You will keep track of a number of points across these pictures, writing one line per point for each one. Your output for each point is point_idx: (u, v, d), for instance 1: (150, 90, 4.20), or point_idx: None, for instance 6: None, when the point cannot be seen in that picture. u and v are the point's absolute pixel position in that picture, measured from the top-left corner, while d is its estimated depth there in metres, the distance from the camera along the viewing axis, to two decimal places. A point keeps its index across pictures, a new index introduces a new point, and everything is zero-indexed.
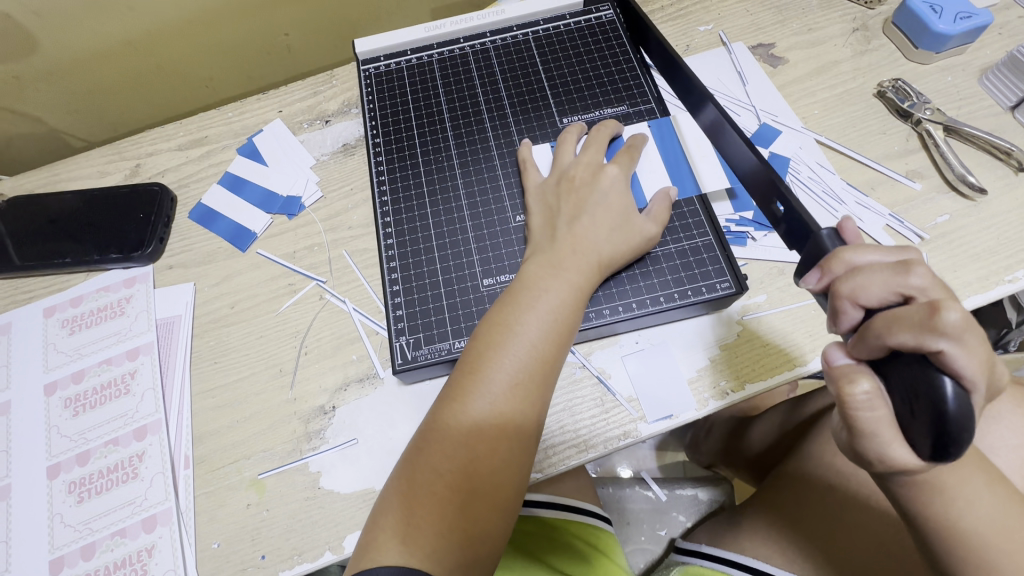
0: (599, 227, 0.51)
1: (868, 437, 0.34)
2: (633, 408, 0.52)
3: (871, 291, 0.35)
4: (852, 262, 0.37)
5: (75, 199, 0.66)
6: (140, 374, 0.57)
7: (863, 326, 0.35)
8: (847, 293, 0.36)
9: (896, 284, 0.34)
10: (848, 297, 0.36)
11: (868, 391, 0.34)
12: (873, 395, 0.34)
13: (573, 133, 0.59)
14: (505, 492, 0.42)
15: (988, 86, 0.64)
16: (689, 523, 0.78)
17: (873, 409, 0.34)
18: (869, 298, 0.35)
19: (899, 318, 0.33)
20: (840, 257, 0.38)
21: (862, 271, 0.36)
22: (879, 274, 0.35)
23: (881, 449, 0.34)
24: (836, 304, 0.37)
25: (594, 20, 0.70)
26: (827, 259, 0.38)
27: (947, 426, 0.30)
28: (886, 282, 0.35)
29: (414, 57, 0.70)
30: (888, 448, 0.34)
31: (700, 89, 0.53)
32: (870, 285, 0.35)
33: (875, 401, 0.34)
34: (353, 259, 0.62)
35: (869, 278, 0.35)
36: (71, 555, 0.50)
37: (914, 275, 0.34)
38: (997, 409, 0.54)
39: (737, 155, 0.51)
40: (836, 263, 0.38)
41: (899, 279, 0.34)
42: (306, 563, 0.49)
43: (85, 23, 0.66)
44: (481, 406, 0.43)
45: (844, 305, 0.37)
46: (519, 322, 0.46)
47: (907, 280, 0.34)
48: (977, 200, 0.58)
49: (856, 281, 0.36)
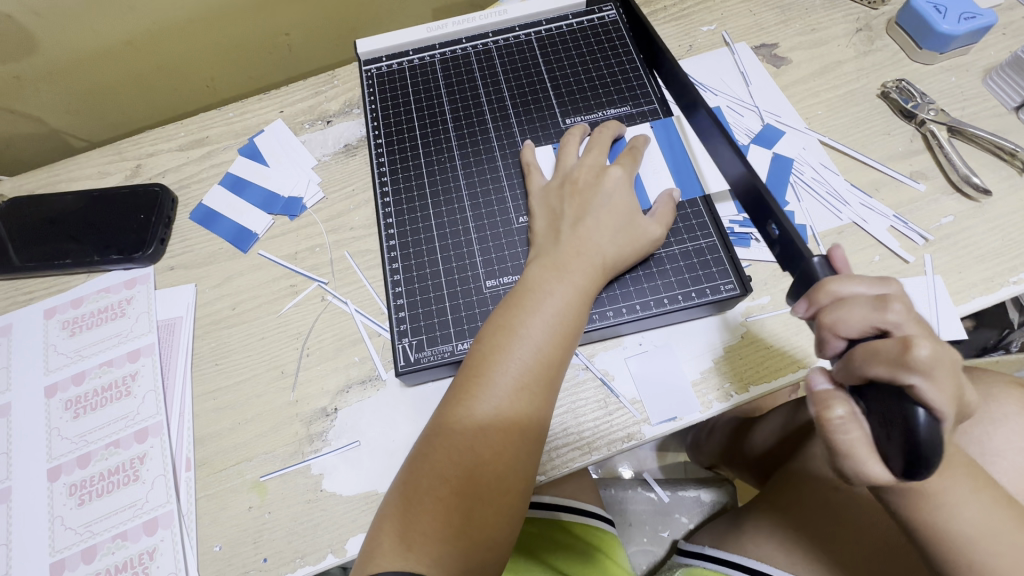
0: (603, 229, 0.50)
1: (845, 458, 0.35)
2: (637, 410, 0.52)
3: (852, 323, 0.37)
4: (836, 292, 0.38)
5: (75, 199, 0.66)
6: (142, 376, 0.57)
7: (846, 355, 0.37)
8: (830, 324, 0.38)
9: (875, 319, 0.36)
10: (830, 328, 0.38)
11: (844, 415, 0.35)
12: (848, 420, 0.35)
13: (576, 134, 0.59)
14: (510, 497, 0.42)
15: (993, 86, 0.64)
16: (692, 525, 0.78)
17: (847, 432, 0.35)
18: (851, 330, 0.37)
19: (877, 351, 0.34)
20: (826, 287, 0.39)
21: (844, 304, 0.37)
22: (858, 308, 0.36)
23: (857, 468, 0.35)
24: (820, 334, 0.39)
25: (596, 20, 0.70)
26: (813, 289, 0.39)
27: (920, 451, 0.32)
28: (866, 316, 0.36)
29: (416, 58, 0.69)
30: (864, 466, 0.34)
31: (694, 94, 0.53)
32: (850, 318, 0.37)
33: (850, 424, 0.35)
34: (354, 260, 0.62)
35: (850, 311, 0.37)
36: (72, 558, 0.50)
37: (893, 311, 0.35)
38: (1003, 411, 0.54)
39: (728, 164, 0.51)
40: (821, 295, 0.39)
41: (878, 314, 0.36)
42: (308, 565, 0.49)
43: (85, 23, 0.66)
44: (485, 410, 0.42)
45: (827, 335, 0.38)
46: (523, 325, 0.45)
47: (884, 315, 0.35)
48: (981, 201, 0.58)
49: (838, 314, 0.37)
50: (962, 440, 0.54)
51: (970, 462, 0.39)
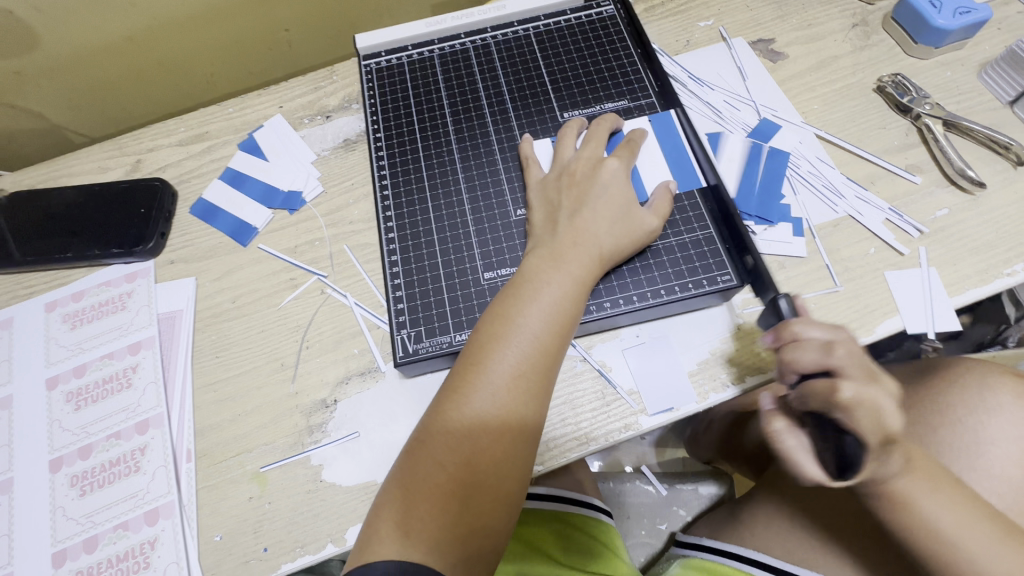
0: (600, 219, 0.51)
1: (783, 465, 0.44)
2: (634, 401, 0.52)
3: (803, 364, 0.43)
4: (797, 334, 0.44)
5: (76, 194, 0.66)
6: (142, 368, 0.57)
7: (794, 387, 0.44)
8: (786, 362, 0.44)
9: (822, 363, 0.42)
10: (786, 364, 0.44)
11: (783, 428, 0.43)
12: (786, 433, 0.43)
13: (573, 128, 0.59)
14: (507, 485, 0.42)
15: (987, 80, 0.64)
16: (689, 517, 0.78)
17: (787, 441, 0.43)
18: (802, 369, 0.43)
19: (813, 391, 0.41)
20: (788, 327, 0.44)
21: (799, 347, 0.43)
22: (809, 354, 0.42)
23: (794, 474, 0.44)
24: (778, 367, 0.44)
25: (594, 15, 0.70)
26: (778, 327, 0.45)
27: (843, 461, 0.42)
28: (815, 360, 0.42)
29: (415, 53, 0.70)
30: (798, 474, 0.43)
31: (671, 96, 0.62)
32: (802, 359, 0.43)
33: (790, 436, 0.43)
34: (354, 253, 0.62)
35: (803, 355, 0.43)
36: (74, 548, 0.50)
37: (837, 357, 0.42)
38: (998, 401, 0.54)
39: (715, 164, 0.55)
40: (785, 333, 0.44)
41: (824, 360, 0.42)
42: (308, 555, 0.49)
43: (86, 19, 0.67)
44: (483, 398, 0.43)
45: (784, 370, 0.44)
46: (520, 314, 0.46)
47: (830, 361, 0.42)
48: (976, 194, 0.58)
49: (794, 354, 0.43)
50: (957, 431, 0.54)
51: None
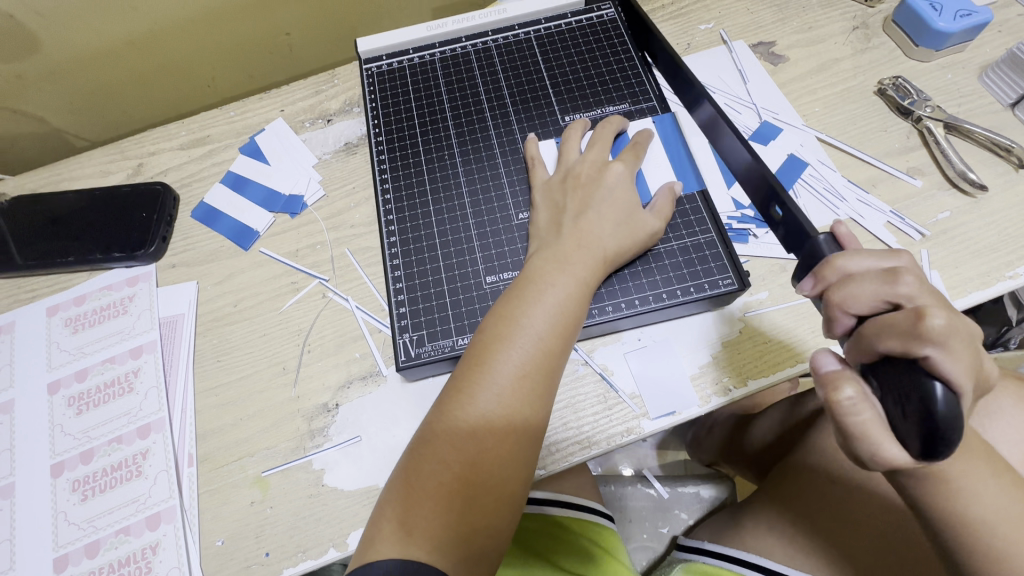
0: (604, 222, 0.51)
1: (860, 439, 0.35)
2: (636, 404, 0.52)
3: (862, 299, 0.37)
4: (845, 269, 0.39)
5: (78, 198, 0.66)
6: (144, 372, 0.57)
7: (857, 331, 0.37)
8: (839, 302, 0.38)
9: (885, 293, 0.36)
10: (839, 306, 0.38)
11: (854, 396, 0.35)
12: (859, 400, 0.35)
13: (576, 130, 0.59)
14: (510, 486, 0.42)
15: (988, 83, 0.64)
16: (691, 521, 0.79)
17: (858, 413, 0.35)
18: (861, 307, 0.37)
19: (888, 325, 0.35)
20: (833, 264, 0.39)
21: (853, 280, 0.38)
22: (868, 284, 0.37)
23: (873, 449, 0.34)
24: (829, 312, 0.39)
25: (595, 18, 0.70)
26: (821, 267, 0.40)
27: (937, 425, 0.32)
28: (876, 291, 0.37)
29: (416, 56, 0.70)
30: (880, 446, 0.34)
31: (699, 88, 0.54)
32: (860, 294, 0.37)
33: (861, 404, 0.35)
34: (355, 257, 0.62)
35: (861, 287, 0.37)
36: (76, 553, 0.50)
37: (904, 283, 0.36)
38: (1000, 405, 0.54)
39: (735, 156, 0.51)
40: (829, 271, 0.39)
41: (889, 288, 0.36)
42: (310, 560, 0.49)
43: (88, 23, 0.67)
44: (487, 398, 0.43)
45: (836, 313, 0.39)
46: (525, 314, 0.46)
47: (895, 289, 0.36)
48: (977, 196, 0.58)
49: (848, 290, 0.38)
50: None
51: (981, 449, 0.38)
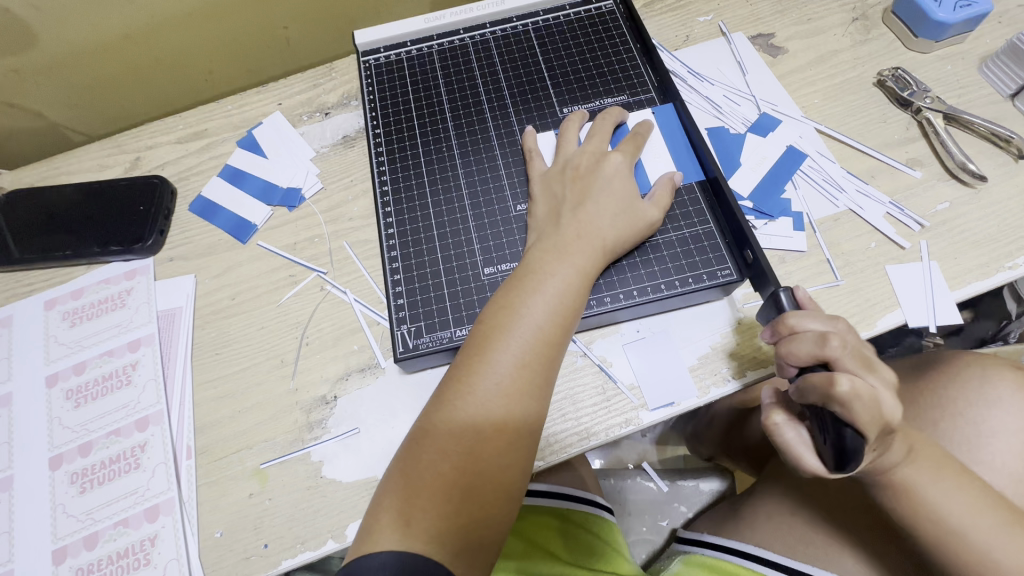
0: (604, 212, 0.51)
1: (787, 452, 0.43)
2: (634, 396, 0.52)
3: (798, 356, 0.41)
4: (794, 327, 0.42)
5: (75, 192, 0.66)
6: (142, 365, 0.57)
7: (795, 380, 0.42)
8: (782, 356, 0.42)
9: (815, 354, 0.40)
10: (782, 359, 0.43)
11: (783, 421, 0.43)
12: (786, 424, 0.43)
13: (575, 121, 0.59)
14: (509, 476, 0.42)
15: (988, 74, 0.64)
16: (691, 513, 0.79)
17: (787, 432, 0.43)
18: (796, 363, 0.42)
19: (808, 383, 0.40)
20: (784, 321, 0.43)
21: (795, 338, 0.42)
22: (804, 345, 0.41)
23: (796, 461, 0.43)
24: (776, 361, 0.43)
25: (593, 10, 0.70)
26: (775, 323, 0.43)
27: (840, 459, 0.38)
28: (808, 352, 0.41)
29: (414, 48, 0.70)
30: (799, 462, 0.42)
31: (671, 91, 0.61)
32: (797, 351, 0.41)
33: (788, 427, 0.43)
34: (353, 250, 0.62)
35: (797, 346, 0.41)
36: (75, 545, 0.50)
37: (832, 348, 0.40)
38: (1002, 395, 0.54)
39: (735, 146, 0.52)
40: (782, 327, 0.43)
41: (818, 351, 0.40)
42: (309, 551, 0.49)
43: (85, 16, 0.67)
44: (487, 387, 0.43)
45: (783, 365, 0.43)
46: (524, 304, 0.46)
47: (822, 351, 0.40)
48: (977, 187, 0.58)
49: (788, 347, 0.42)
50: (959, 425, 0.54)
51: None
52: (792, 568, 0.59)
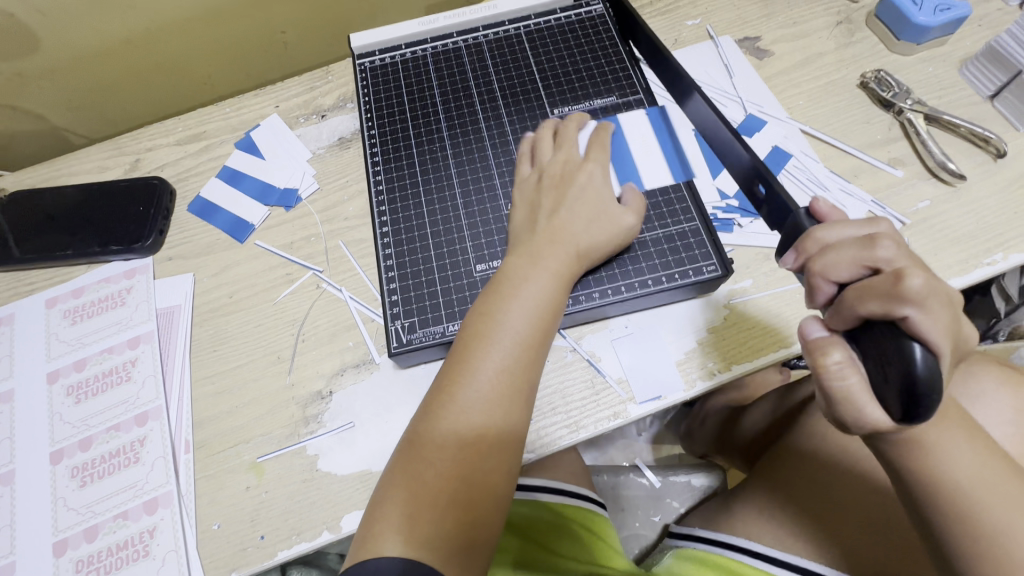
0: (578, 219, 0.52)
1: (843, 404, 0.35)
2: (622, 390, 0.53)
3: (842, 266, 0.36)
4: (824, 240, 0.38)
5: (75, 193, 0.67)
6: (141, 362, 0.58)
7: (837, 300, 0.36)
8: (820, 271, 0.37)
9: (864, 258, 0.35)
10: (821, 274, 0.37)
11: (841, 360, 0.35)
12: (846, 365, 0.35)
13: (546, 128, 0.59)
14: (498, 477, 0.43)
15: (968, 75, 0.66)
16: (683, 509, 0.80)
17: (845, 377, 0.35)
18: (841, 274, 0.37)
19: (870, 288, 0.34)
20: (812, 236, 0.39)
21: (833, 248, 0.37)
22: (847, 251, 0.36)
23: (856, 414, 0.35)
24: (811, 281, 0.38)
25: (584, 13, 0.72)
26: (801, 240, 0.39)
27: (917, 389, 0.31)
28: (855, 257, 0.36)
29: (408, 51, 0.71)
30: (864, 411, 0.34)
31: (688, 80, 0.54)
32: (840, 260, 0.36)
33: (848, 369, 0.35)
34: (349, 249, 0.63)
35: (840, 254, 0.36)
36: (75, 537, 0.51)
37: (882, 248, 0.35)
38: (983, 388, 0.55)
39: (724, 148, 0.51)
40: (809, 243, 0.39)
41: (867, 253, 0.35)
42: (304, 542, 0.50)
43: (86, 21, 0.68)
44: (469, 394, 0.44)
45: (818, 282, 0.38)
46: (502, 311, 0.47)
47: (874, 253, 0.35)
48: (957, 185, 0.60)
49: (827, 259, 0.37)
50: None
51: (955, 417, 0.39)
52: (781, 561, 0.60)
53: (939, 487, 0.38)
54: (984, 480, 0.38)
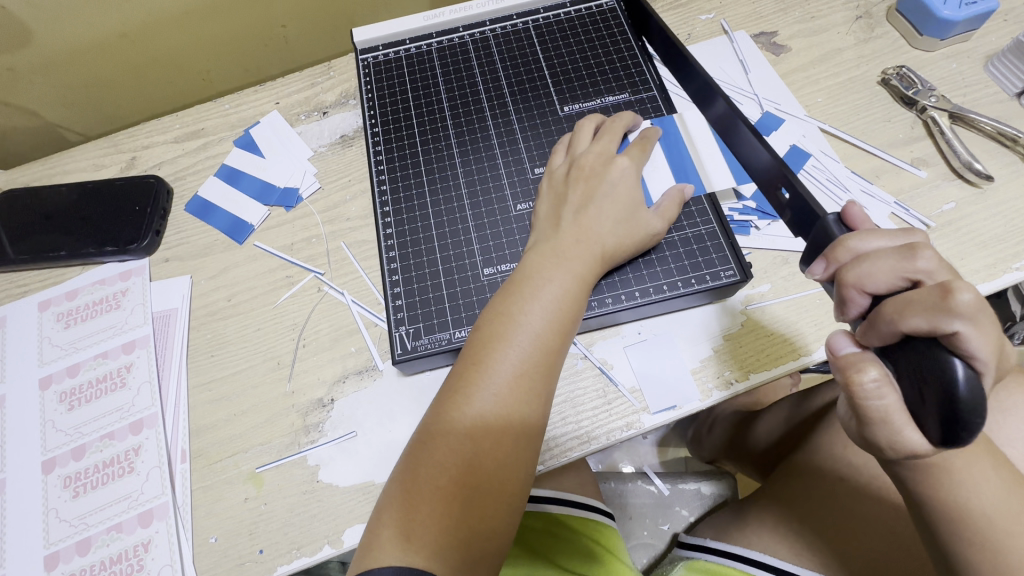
0: (604, 219, 0.49)
1: (879, 424, 0.33)
2: (636, 399, 0.51)
3: (878, 278, 0.34)
4: (857, 249, 0.36)
5: (69, 192, 0.65)
6: (136, 367, 0.56)
7: (872, 314, 0.34)
8: (854, 281, 0.35)
9: (904, 269, 0.33)
10: (854, 285, 0.35)
11: (878, 378, 0.33)
12: (882, 383, 0.33)
13: (589, 121, 0.56)
14: (512, 486, 0.41)
15: (993, 72, 0.64)
16: (692, 518, 0.78)
17: (881, 397, 0.33)
18: (877, 286, 0.34)
19: (911, 302, 0.32)
20: (844, 244, 0.36)
21: (868, 257, 0.35)
22: (885, 260, 0.34)
23: (892, 436, 0.33)
24: (842, 292, 0.36)
25: (595, 7, 0.69)
26: (831, 247, 0.37)
27: (960, 413, 0.29)
28: (893, 268, 0.34)
29: (413, 46, 0.69)
30: (900, 434, 0.32)
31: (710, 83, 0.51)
32: (877, 271, 0.34)
33: (884, 388, 0.33)
34: (351, 250, 0.61)
35: (877, 265, 0.34)
36: (67, 551, 0.49)
37: (923, 259, 0.33)
38: (1007, 400, 0.53)
39: (749, 152, 0.48)
40: (841, 252, 0.37)
41: (907, 264, 0.33)
42: (305, 557, 0.49)
43: (80, 14, 0.66)
44: (485, 399, 0.42)
45: (851, 293, 0.36)
46: (521, 311, 0.45)
47: (914, 264, 0.33)
48: (983, 187, 0.57)
49: (862, 269, 0.35)
50: None
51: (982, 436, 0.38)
52: None
53: (974, 512, 0.36)
54: (1017, 504, 0.36)
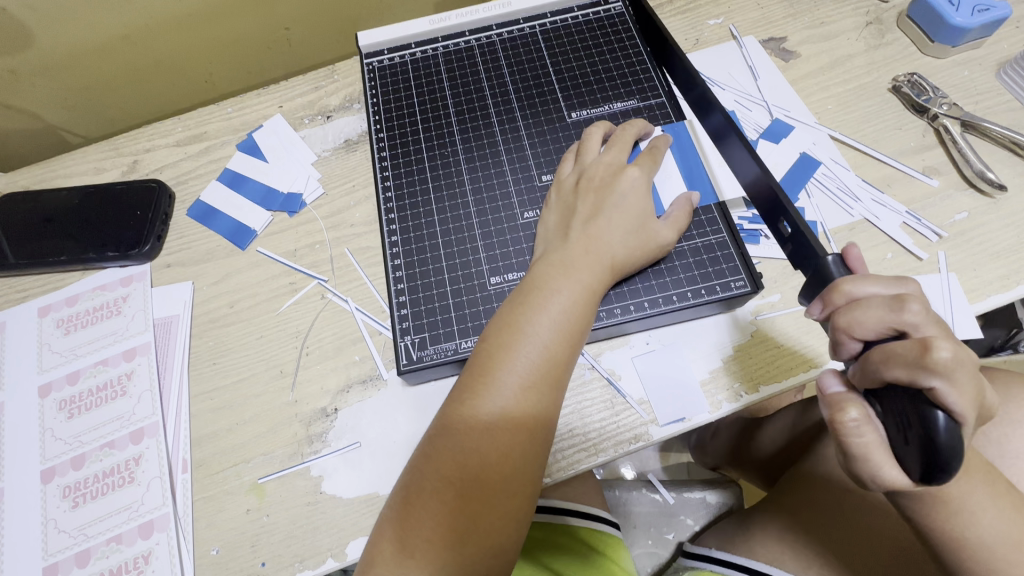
0: (615, 229, 0.48)
1: (859, 460, 0.33)
2: (644, 411, 0.51)
3: (866, 325, 0.34)
4: (850, 294, 0.36)
5: (70, 196, 0.64)
6: (137, 376, 0.56)
7: (862, 358, 0.35)
8: (844, 326, 0.35)
9: (890, 321, 0.33)
10: (845, 330, 0.35)
11: (858, 418, 0.33)
12: (863, 422, 0.33)
13: (598, 128, 0.56)
14: (519, 502, 0.41)
15: (1006, 80, 0.63)
16: (698, 527, 0.77)
17: (861, 435, 0.33)
18: (864, 332, 0.34)
19: (894, 354, 0.32)
20: (838, 289, 0.36)
21: (860, 305, 0.35)
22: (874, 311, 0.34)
23: (872, 473, 0.33)
24: (834, 335, 0.36)
25: (603, 12, 0.68)
26: (826, 290, 0.37)
27: (938, 458, 0.29)
28: (880, 318, 0.34)
29: (419, 51, 0.68)
30: (880, 472, 0.32)
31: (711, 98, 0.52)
32: (866, 319, 0.34)
33: (865, 426, 0.33)
34: (355, 257, 0.61)
35: (865, 314, 0.34)
36: (66, 563, 0.49)
37: (910, 312, 0.33)
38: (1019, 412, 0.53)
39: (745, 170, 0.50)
40: (836, 296, 0.36)
41: (892, 315, 0.33)
42: (308, 570, 0.48)
43: (82, 16, 0.65)
44: (491, 411, 0.41)
45: (842, 337, 0.36)
46: (530, 322, 0.44)
47: (900, 317, 0.33)
48: (996, 197, 0.56)
49: (853, 315, 0.35)
50: (979, 442, 0.52)
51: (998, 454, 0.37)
52: None
53: (990, 532, 0.35)
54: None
